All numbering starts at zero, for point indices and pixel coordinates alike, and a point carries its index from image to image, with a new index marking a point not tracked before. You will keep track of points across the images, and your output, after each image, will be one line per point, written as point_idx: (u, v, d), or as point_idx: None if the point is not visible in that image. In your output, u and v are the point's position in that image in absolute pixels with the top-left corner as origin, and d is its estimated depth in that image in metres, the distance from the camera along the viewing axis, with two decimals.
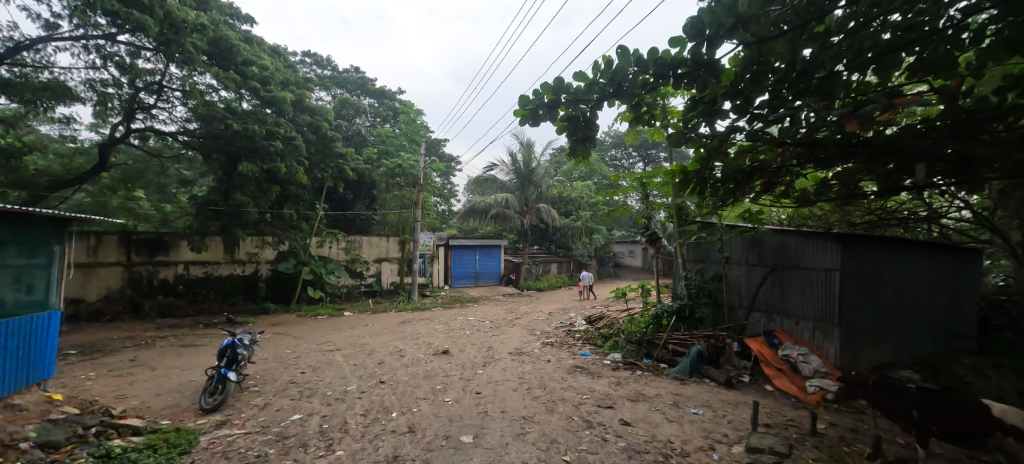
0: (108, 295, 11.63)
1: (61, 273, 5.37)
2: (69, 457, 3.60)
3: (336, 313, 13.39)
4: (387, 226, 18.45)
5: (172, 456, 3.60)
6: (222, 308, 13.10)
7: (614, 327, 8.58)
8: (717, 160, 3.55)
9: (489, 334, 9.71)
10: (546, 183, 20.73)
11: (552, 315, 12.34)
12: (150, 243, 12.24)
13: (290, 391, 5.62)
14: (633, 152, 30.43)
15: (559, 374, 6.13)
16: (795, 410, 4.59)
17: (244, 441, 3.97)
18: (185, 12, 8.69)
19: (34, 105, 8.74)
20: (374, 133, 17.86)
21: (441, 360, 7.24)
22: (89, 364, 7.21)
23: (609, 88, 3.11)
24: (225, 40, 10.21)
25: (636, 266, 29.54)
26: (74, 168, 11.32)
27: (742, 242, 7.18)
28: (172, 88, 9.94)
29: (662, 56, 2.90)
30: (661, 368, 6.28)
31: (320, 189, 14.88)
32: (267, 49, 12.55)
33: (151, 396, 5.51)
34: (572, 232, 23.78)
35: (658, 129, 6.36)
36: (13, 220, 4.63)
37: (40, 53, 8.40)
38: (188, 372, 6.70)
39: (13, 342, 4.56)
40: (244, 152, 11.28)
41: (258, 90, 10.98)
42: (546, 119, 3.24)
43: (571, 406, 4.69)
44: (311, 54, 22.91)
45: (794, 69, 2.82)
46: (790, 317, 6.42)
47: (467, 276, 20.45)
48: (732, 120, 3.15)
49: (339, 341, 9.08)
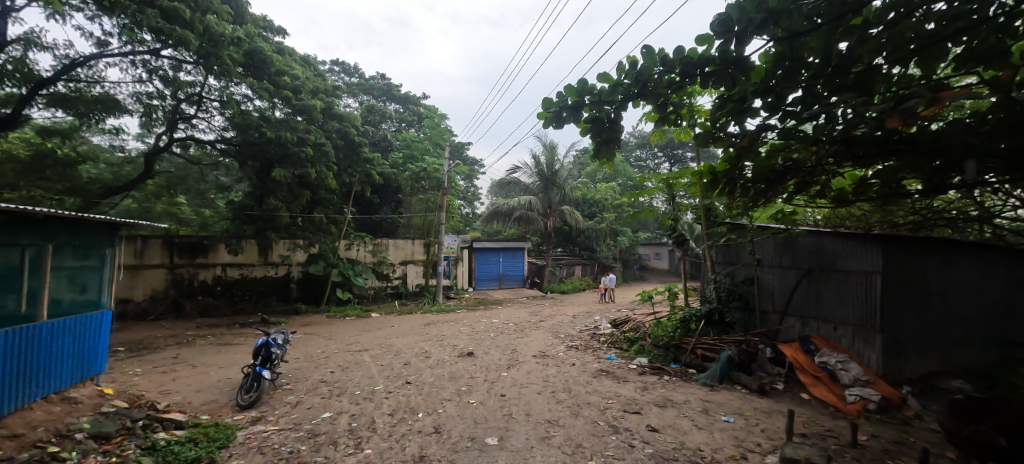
0: (153, 296, 12.32)
1: (111, 275, 5.73)
2: (118, 448, 3.84)
3: (364, 314, 13.70)
4: (412, 229, 18.74)
5: (212, 450, 3.77)
6: (256, 309, 13.63)
7: (640, 331, 8.43)
8: (747, 159, 3.46)
9: (513, 337, 9.72)
10: (569, 185, 20.64)
11: (576, 318, 12.23)
12: (191, 246, 12.88)
13: (320, 389, 5.79)
14: (659, 152, 30.00)
15: (584, 378, 6.07)
16: (833, 419, 4.39)
17: (278, 438, 4.11)
18: (222, 26, 9.12)
19: (88, 118, 9.42)
20: (400, 138, 18.21)
21: (466, 361, 7.32)
22: (135, 360, 7.65)
23: (633, 89, 3.11)
24: (259, 52, 10.66)
25: (662, 269, 28.93)
26: (121, 177, 12.23)
27: (775, 244, 6.95)
28: (210, 98, 10.46)
29: (688, 55, 2.90)
30: (690, 374, 6.11)
31: (347, 194, 15.29)
32: (298, 59, 13.04)
33: (192, 392, 5.79)
34: (595, 234, 23.58)
35: (684, 129, 6.20)
36: (71, 225, 4.98)
37: (93, 69, 9.02)
38: (226, 370, 7.00)
39: (71, 338, 4.92)
40: (277, 159, 11.77)
41: (290, 99, 11.43)
42: (569, 121, 3.24)
43: (597, 411, 4.64)
44: (339, 63, 23.69)
45: (828, 64, 2.74)
46: (827, 322, 6.16)
47: (491, 279, 20.56)
48: (763, 118, 3.08)
49: (366, 342, 9.30)
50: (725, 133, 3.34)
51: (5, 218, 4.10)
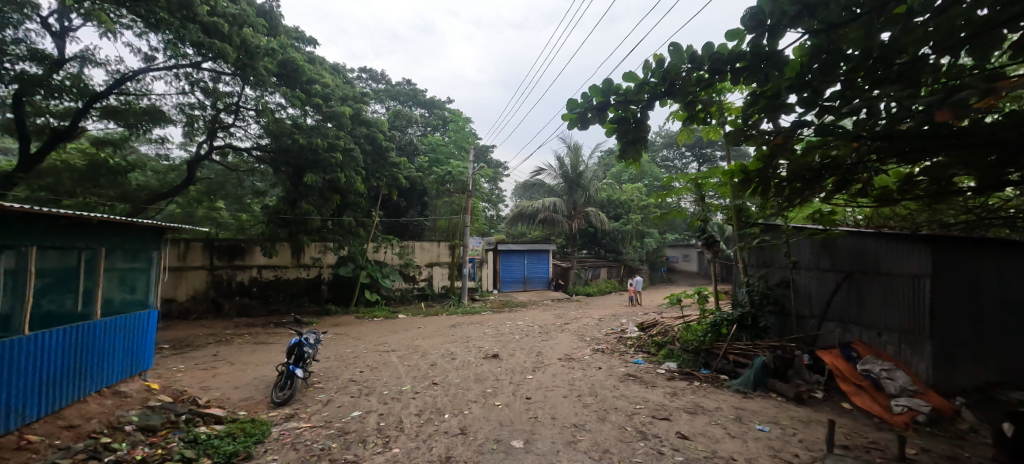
0: (195, 296, 12.99)
1: (157, 276, 6.06)
2: (163, 441, 4.06)
3: (391, 315, 13.95)
4: (438, 232, 18.96)
5: (249, 444, 3.92)
6: (290, 309, 14.13)
7: (668, 335, 8.22)
8: (782, 158, 3.33)
9: (538, 339, 9.68)
10: (594, 186, 20.44)
11: (602, 320, 12.08)
12: (229, 249, 13.49)
13: (350, 388, 5.94)
14: (686, 151, 29.37)
15: (611, 382, 5.97)
16: (878, 431, 4.14)
17: (310, 434, 4.23)
18: (258, 39, 9.51)
19: (137, 128, 10.05)
20: (425, 142, 18.49)
21: (491, 363, 7.33)
22: (179, 357, 8.06)
23: (661, 87, 3.06)
24: (291, 62, 11.07)
25: (691, 271, 28.19)
26: (166, 183, 12.97)
27: (812, 246, 6.66)
28: (247, 107, 10.94)
29: (718, 51, 2.82)
30: (722, 380, 5.91)
31: (375, 197, 15.65)
32: (328, 68, 13.47)
33: (231, 389, 6.05)
34: (621, 235, 23.18)
35: (714, 128, 6.01)
36: (122, 229, 5.31)
37: (140, 83, 9.59)
38: (261, 368, 7.28)
39: (121, 335, 5.26)
40: (309, 164, 12.19)
41: (321, 106, 11.82)
42: (595, 122, 3.21)
43: (624, 416, 4.56)
44: (367, 70, 24.32)
45: (870, 56, 2.60)
46: (870, 328, 5.83)
47: (516, 281, 20.58)
48: (798, 114, 2.96)
49: (394, 343, 9.47)
50: (758, 131, 3.24)
51: (63, 223, 4.39)
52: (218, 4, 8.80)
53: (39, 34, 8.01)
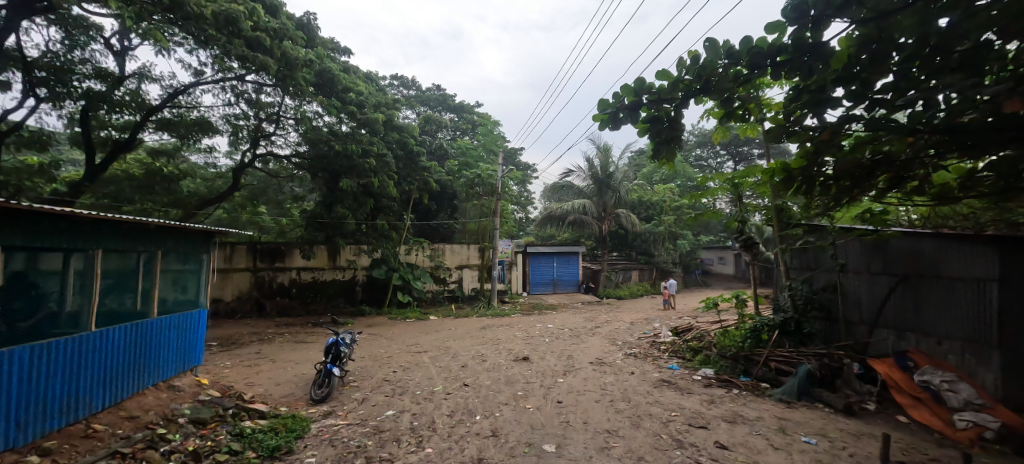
0: (239, 296, 13.71)
1: (206, 277, 6.44)
2: (212, 433, 4.30)
3: (423, 317, 14.20)
4: (468, 234, 19.12)
5: (290, 439, 4.08)
6: (326, 310, 14.62)
7: (704, 340, 7.95)
8: (827, 155, 3.16)
9: (568, 342, 9.59)
10: (624, 187, 20.06)
11: (634, 324, 11.83)
12: (270, 252, 14.14)
13: (384, 388, 6.09)
14: (721, 150, 28.39)
15: (644, 388, 5.82)
16: (939, 448, 3.83)
17: (347, 432, 4.36)
18: (297, 50, 9.94)
19: (188, 139, 10.74)
20: (455, 146, 18.75)
21: (522, 366, 7.33)
22: (225, 354, 8.50)
23: (695, 85, 2.97)
24: (327, 71, 11.51)
25: (727, 274, 27.19)
26: (214, 189, 13.76)
27: (861, 247, 6.29)
28: (287, 116, 11.45)
29: (757, 45, 2.72)
30: (763, 388, 5.65)
31: (407, 201, 15.99)
32: (361, 76, 13.92)
33: (273, 385, 6.33)
34: (653, 237, 22.66)
35: (751, 125, 5.77)
36: (175, 233, 5.67)
37: (190, 96, 10.24)
38: (301, 366, 7.57)
39: (175, 332, 5.62)
40: (344, 170, 12.64)
41: (355, 113, 12.20)
42: (627, 122, 3.15)
43: (659, 423, 4.43)
44: (398, 77, 24.98)
45: (926, 44, 2.42)
46: (929, 336, 5.42)
47: (546, 283, 20.48)
48: (846, 108, 2.81)
49: (426, 344, 9.64)
50: (801, 127, 3.10)
51: (124, 228, 4.72)
52: (261, 19, 9.23)
53: (103, 54, 8.71)
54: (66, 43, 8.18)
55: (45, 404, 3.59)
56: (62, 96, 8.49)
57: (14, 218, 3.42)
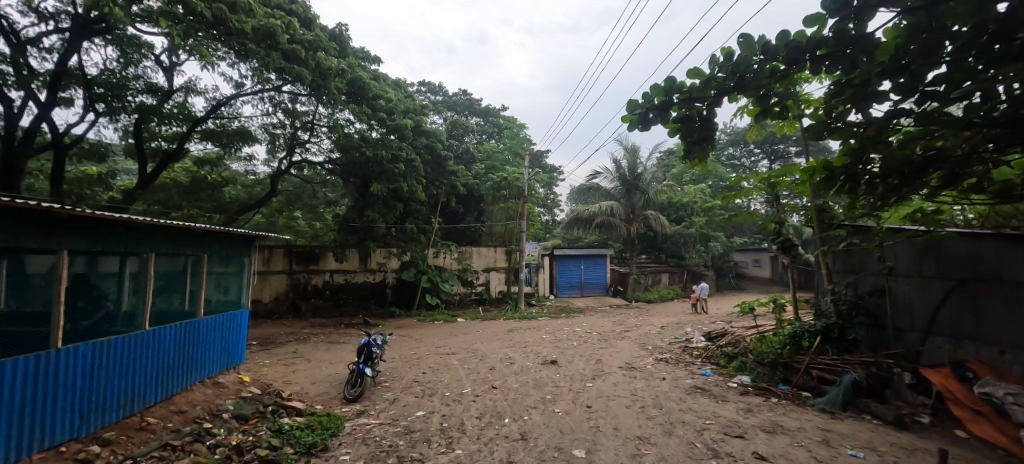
0: (277, 297, 14.31)
1: (247, 279, 6.76)
2: (254, 428, 4.50)
3: (451, 319, 14.37)
4: (495, 237, 19.20)
5: (326, 436, 4.23)
6: (358, 312, 15.02)
7: (739, 346, 7.67)
8: (874, 152, 3.00)
9: (597, 346, 9.47)
10: (653, 188, 19.68)
11: (664, 329, 11.56)
12: (306, 255, 14.69)
13: (414, 389, 6.20)
14: (755, 148, 27.38)
15: (676, 394, 5.67)
16: None
17: (379, 431, 4.47)
18: (330, 61, 10.29)
19: (229, 148, 11.32)
20: (482, 150, 18.92)
21: (550, 369, 7.29)
22: (264, 353, 8.88)
23: (729, 82, 2.89)
24: (358, 80, 11.87)
25: (763, 277, 26.16)
26: (254, 196, 14.42)
27: (913, 249, 5.93)
28: (321, 124, 11.88)
29: (795, 39, 2.63)
30: (804, 397, 5.39)
31: (435, 205, 16.26)
32: (391, 84, 14.29)
33: (309, 384, 6.57)
34: (683, 239, 22.09)
35: (788, 122, 5.54)
36: (220, 237, 6.00)
37: (231, 108, 10.79)
38: (334, 365, 7.81)
39: (220, 332, 5.93)
40: (375, 175, 12.99)
41: (385, 120, 12.51)
42: (657, 122, 3.10)
43: (692, 431, 4.30)
44: (426, 83, 25.48)
45: (984, 32, 2.25)
46: (989, 345, 5.01)
47: (573, 286, 20.33)
48: (894, 103, 2.67)
49: (454, 346, 9.75)
50: (844, 123, 2.97)
51: (174, 233, 5.02)
52: (297, 32, 9.60)
53: (154, 70, 9.31)
54: (121, 61, 8.80)
55: (105, 396, 3.86)
56: (118, 110, 9.13)
57: (79, 226, 3.69)
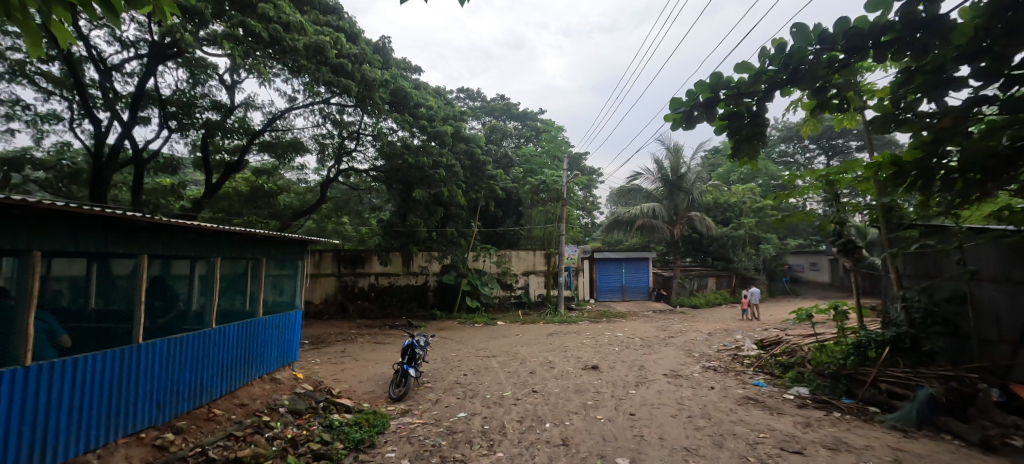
0: (327, 299, 15.05)
1: (301, 282, 7.17)
2: (307, 423, 4.77)
3: (490, 322, 14.52)
4: (533, 240, 19.18)
5: (373, 433, 4.39)
6: (401, 314, 15.49)
7: (795, 355, 7.20)
8: (951, 144, 2.73)
9: (640, 352, 9.20)
10: (697, 189, 18.97)
11: (712, 335, 11.05)
12: (352, 258, 15.36)
13: (455, 390, 6.31)
14: (810, 144, 25.70)
15: (726, 404, 5.40)
16: None
17: (422, 431, 4.57)
18: (374, 72, 10.71)
19: (284, 158, 12.09)
20: (520, 155, 18.97)
21: (591, 374, 7.18)
22: (316, 352, 9.36)
23: (781, 75, 2.73)
24: (401, 90, 12.32)
25: (822, 282, 24.42)
26: (305, 202, 15.29)
27: (1000, 252, 5.31)
28: (366, 133, 12.42)
29: (855, 26, 2.46)
30: (871, 413, 4.96)
31: (474, 209, 16.52)
32: (431, 92, 14.68)
33: (356, 382, 6.85)
34: (732, 242, 21.03)
35: (849, 115, 5.16)
36: (276, 242, 6.41)
37: (285, 121, 11.52)
38: (380, 365, 8.10)
39: (276, 331, 6.31)
40: (417, 181, 13.39)
41: (426, 127, 12.85)
42: (702, 120, 2.99)
43: (744, 444, 4.07)
44: (465, 90, 25.98)
45: None
46: None
47: (614, 290, 19.95)
48: (974, 90, 2.43)
49: (495, 349, 9.82)
50: (915, 114, 2.72)
51: (238, 239, 5.43)
52: (344, 47, 10.08)
53: (218, 88, 10.14)
54: (190, 81, 9.66)
55: (178, 389, 4.22)
56: (188, 126, 9.99)
57: (158, 233, 4.07)
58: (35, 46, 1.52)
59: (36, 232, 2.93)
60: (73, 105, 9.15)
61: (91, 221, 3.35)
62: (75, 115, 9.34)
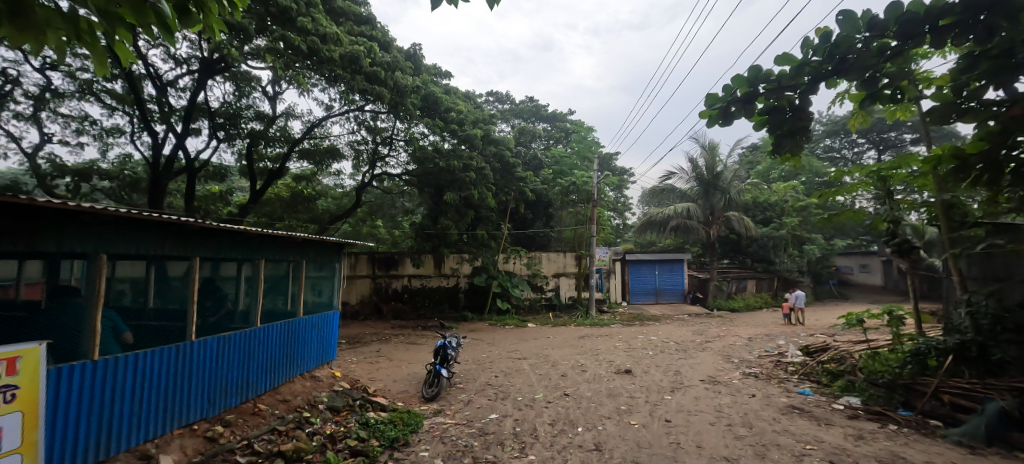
0: (362, 300, 15.52)
1: (337, 284, 7.43)
2: (345, 420, 4.94)
3: (521, 324, 14.51)
4: (564, 242, 19.01)
5: (406, 432, 4.48)
6: (433, 315, 15.74)
7: (845, 362, 6.78)
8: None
9: (675, 357, 8.92)
10: (734, 187, 18.24)
11: (753, 340, 10.56)
12: (386, 260, 15.77)
13: (486, 391, 6.35)
14: (859, 138, 24.18)
15: (769, 413, 5.15)
16: None
17: (455, 431, 4.63)
18: (406, 79, 10.99)
19: (322, 165, 12.60)
20: (550, 156, 18.86)
21: (624, 379, 7.03)
22: (352, 352, 9.65)
23: (826, 66, 2.58)
24: (432, 95, 12.60)
25: (875, 285, 22.86)
26: (342, 207, 15.83)
27: None
28: (399, 139, 12.76)
29: (909, 11, 2.32)
30: (933, 427, 4.60)
31: (504, 211, 16.58)
32: (461, 96, 14.89)
33: (391, 382, 7.02)
34: (773, 243, 20.06)
35: (902, 106, 4.82)
36: (315, 245, 6.67)
37: (322, 129, 12.02)
38: (413, 365, 8.26)
39: (316, 331, 6.57)
40: (447, 184, 13.57)
41: (456, 131, 13.08)
42: (740, 115, 2.88)
43: (789, 456, 3.87)
44: (493, 93, 26.18)
45: None
46: None
47: (647, 292, 19.50)
48: None
49: (525, 351, 9.79)
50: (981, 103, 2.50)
51: (280, 242, 5.70)
52: (377, 55, 10.38)
53: (261, 99, 10.70)
54: (236, 94, 10.24)
55: (226, 384, 4.47)
56: (234, 136, 10.60)
57: (209, 236, 4.34)
58: (102, 66, 1.64)
59: (102, 235, 3.18)
60: (134, 119, 9.90)
61: (153, 226, 3.62)
62: (135, 129, 10.10)
